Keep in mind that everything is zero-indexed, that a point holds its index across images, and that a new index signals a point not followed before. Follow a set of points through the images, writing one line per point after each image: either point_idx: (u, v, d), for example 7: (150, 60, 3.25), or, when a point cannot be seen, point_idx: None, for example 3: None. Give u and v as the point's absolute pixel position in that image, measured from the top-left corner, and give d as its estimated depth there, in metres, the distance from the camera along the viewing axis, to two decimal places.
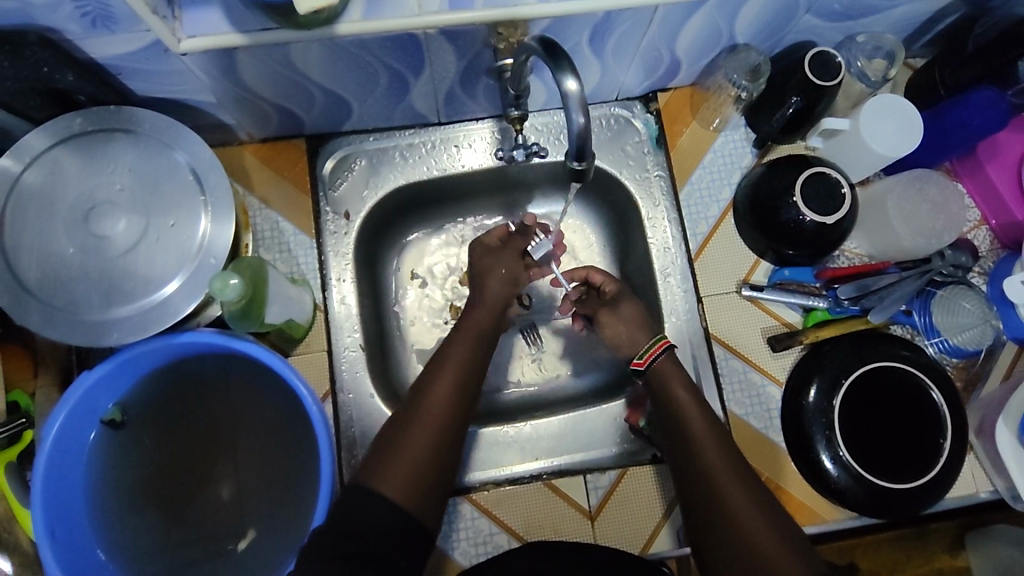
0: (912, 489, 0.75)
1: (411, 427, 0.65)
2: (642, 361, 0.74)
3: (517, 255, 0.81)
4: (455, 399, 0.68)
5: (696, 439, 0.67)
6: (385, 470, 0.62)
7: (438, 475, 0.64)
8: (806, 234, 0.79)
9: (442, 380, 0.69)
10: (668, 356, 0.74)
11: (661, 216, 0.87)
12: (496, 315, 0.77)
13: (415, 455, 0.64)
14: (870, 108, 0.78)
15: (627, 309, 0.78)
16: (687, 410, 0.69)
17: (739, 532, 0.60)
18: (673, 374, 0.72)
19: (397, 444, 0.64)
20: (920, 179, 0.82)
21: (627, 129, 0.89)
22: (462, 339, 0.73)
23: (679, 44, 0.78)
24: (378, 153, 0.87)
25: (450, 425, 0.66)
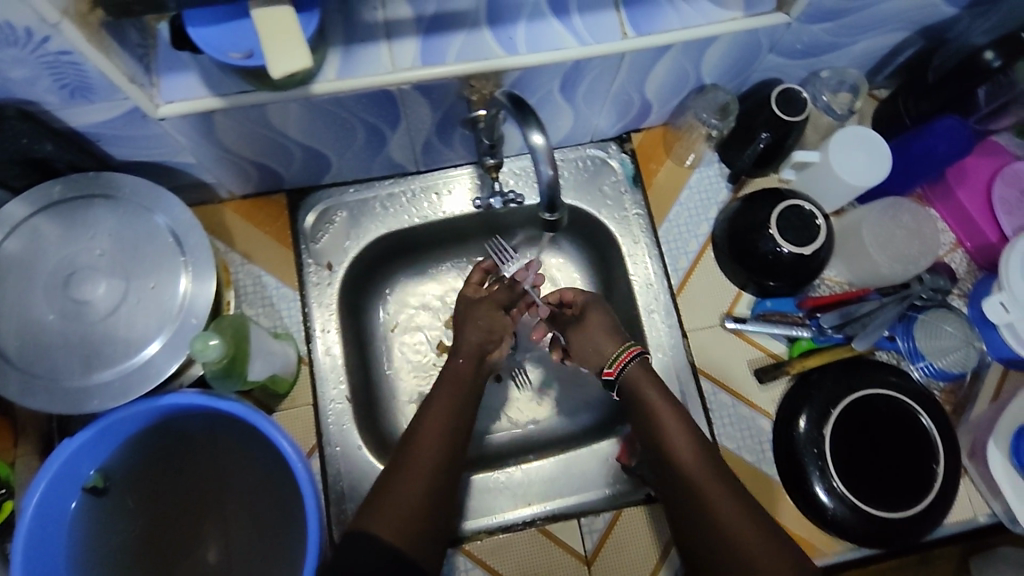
0: (907, 515, 0.74)
1: (402, 469, 0.68)
2: (612, 370, 0.75)
3: (493, 308, 0.81)
4: (444, 438, 0.71)
5: (673, 444, 0.70)
6: (378, 510, 0.65)
7: (431, 514, 0.66)
8: (785, 265, 0.80)
9: (433, 421, 0.72)
10: (640, 362, 0.75)
11: (642, 252, 0.88)
12: (473, 362, 0.78)
13: (408, 497, 0.66)
14: (838, 140, 0.80)
15: (594, 320, 0.79)
16: (662, 414, 0.71)
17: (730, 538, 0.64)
18: (646, 380, 0.74)
19: (393, 484, 0.67)
20: (893, 206, 0.83)
21: (603, 169, 0.91)
22: (449, 380, 0.76)
23: (648, 87, 0.80)
24: (359, 203, 0.88)
25: (442, 463, 0.69)
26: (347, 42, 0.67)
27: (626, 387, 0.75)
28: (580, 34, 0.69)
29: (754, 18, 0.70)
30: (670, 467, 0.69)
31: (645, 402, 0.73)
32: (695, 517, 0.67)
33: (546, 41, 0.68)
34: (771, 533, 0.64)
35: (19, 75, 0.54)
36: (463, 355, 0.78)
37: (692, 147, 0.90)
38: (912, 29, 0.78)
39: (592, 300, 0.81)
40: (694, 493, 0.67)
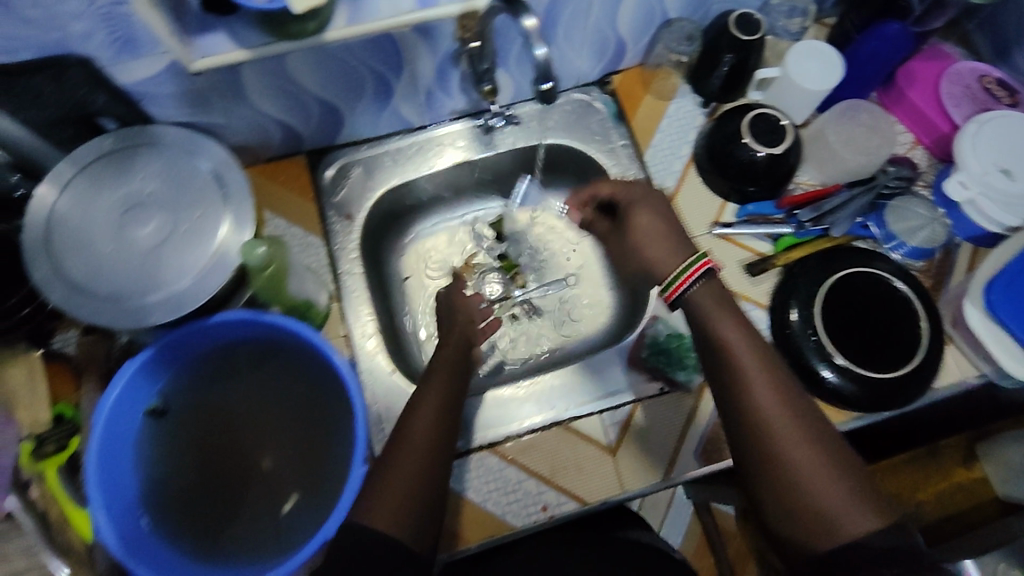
0: (898, 375, 0.81)
1: (395, 457, 0.65)
2: (670, 294, 0.72)
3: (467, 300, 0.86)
4: (434, 426, 0.67)
5: (753, 387, 0.64)
6: (370, 500, 0.62)
7: (429, 503, 0.63)
8: (761, 168, 0.88)
9: (426, 409, 0.69)
10: (705, 281, 0.70)
11: (632, 178, 0.97)
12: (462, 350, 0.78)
13: (402, 482, 0.63)
14: (793, 54, 0.89)
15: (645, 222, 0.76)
16: (734, 343, 0.66)
17: (800, 481, 0.59)
18: (716, 309, 0.69)
19: (386, 472, 0.64)
20: (851, 107, 0.92)
21: (589, 110, 1.00)
22: (439, 369, 0.74)
23: (620, 24, 0.89)
24: (371, 159, 0.96)
25: (436, 450, 0.66)
26: None
27: (688, 310, 0.71)
28: None
29: None
30: (740, 406, 0.64)
31: (718, 333, 0.67)
32: (760, 453, 0.62)
33: None
34: (845, 479, 0.59)
35: (79, 28, 0.63)
36: (451, 345, 0.78)
37: (669, 83, 1.00)
38: None
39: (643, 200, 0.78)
40: (767, 434, 0.62)
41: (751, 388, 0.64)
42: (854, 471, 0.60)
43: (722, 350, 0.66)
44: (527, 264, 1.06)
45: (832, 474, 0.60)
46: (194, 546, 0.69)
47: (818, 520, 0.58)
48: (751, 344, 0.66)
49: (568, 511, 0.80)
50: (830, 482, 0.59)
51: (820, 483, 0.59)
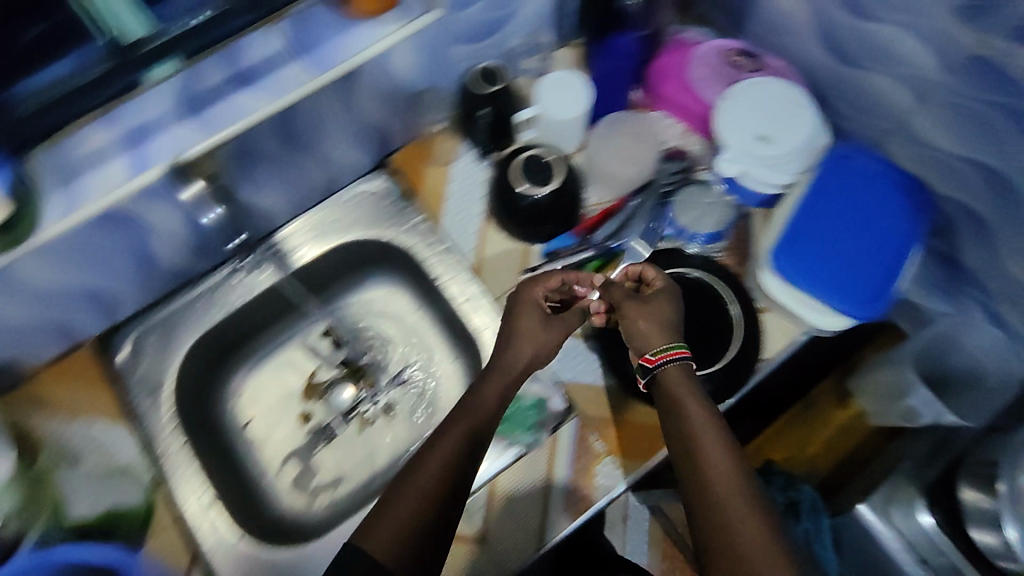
0: (718, 367, 0.83)
1: (399, 498, 0.66)
2: (651, 359, 0.73)
3: (550, 334, 0.80)
4: (453, 461, 0.69)
5: (704, 450, 0.66)
6: (373, 527, 0.65)
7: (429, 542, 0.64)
8: (546, 208, 0.90)
9: (438, 452, 0.70)
10: (677, 367, 0.72)
11: (434, 251, 0.96)
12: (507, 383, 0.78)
13: (405, 518, 0.65)
14: (539, 90, 0.92)
15: (638, 319, 0.77)
16: (687, 408, 0.69)
17: (745, 554, 0.59)
18: (682, 389, 0.71)
19: (395, 503, 0.66)
20: (611, 123, 0.95)
21: (375, 198, 0.98)
22: (465, 411, 0.74)
23: (367, 114, 0.88)
24: (169, 318, 0.92)
25: (445, 488, 0.67)
26: (67, 182, 0.71)
27: (657, 384, 0.73)
28: (277, 89, 0.76)
29: (411, 23, 0.79)
30: (691, 458, 0.66)
31: (684, 417, 0.69)
32: (705, 515, 0.63)
33: (240, 112, 0.75)
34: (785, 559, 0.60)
35: None
36: (528, 341, 0.79)
37: (446, 146, 0.99)
38: None
39: (671, 291, 0.80)
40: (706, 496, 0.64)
41: (711, 467, 0.65)
42: (785, 548, 0.61)
43: (678, 419, 0.69)
44: (370, 364, 1.02)
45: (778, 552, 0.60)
46: None
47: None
48: (712, 422, 0.68)
49: None
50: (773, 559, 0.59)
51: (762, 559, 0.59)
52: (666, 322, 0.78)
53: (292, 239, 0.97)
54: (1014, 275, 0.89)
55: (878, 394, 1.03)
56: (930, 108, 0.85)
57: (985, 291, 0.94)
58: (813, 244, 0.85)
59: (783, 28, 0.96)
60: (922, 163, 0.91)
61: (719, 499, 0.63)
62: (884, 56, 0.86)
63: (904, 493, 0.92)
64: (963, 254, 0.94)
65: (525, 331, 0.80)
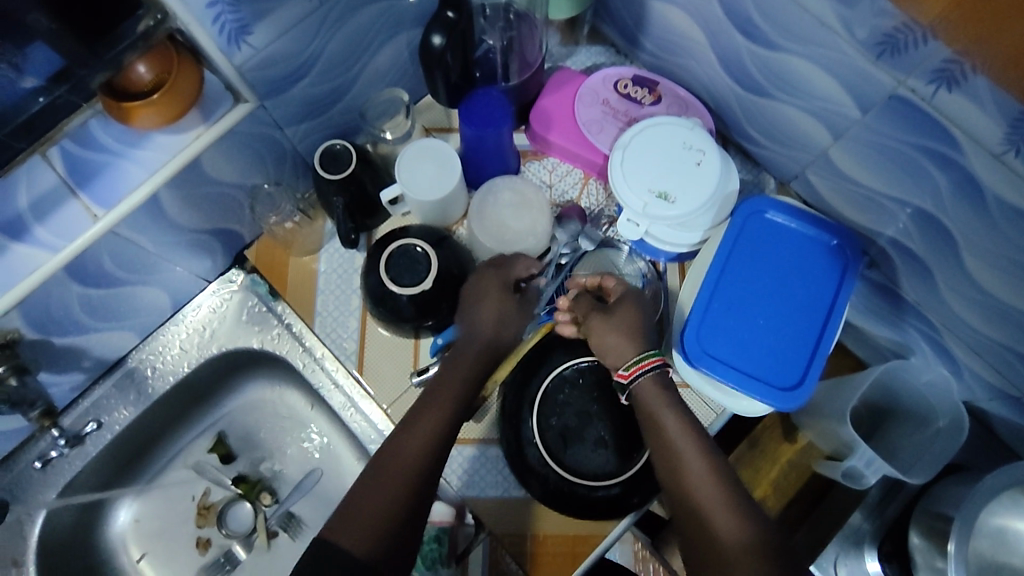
0: (645, 462, 0.75)
1: (376, 484, 0.62)
2: (626, 373, 0.70)
3: (515, 315, 0.76)
4: (428, 453, 0.64)
5: (678, 446, 0.64)
6: (344, 519, 0.59)
7: (400, 538, 0.59)
8: (426, 306, 0.78)
9: (418, 431, 0.66)
10: (656, 374, 0.69)
11: (315, 357, 0.85)
12: (479, 360, 0.73)
13: (378, 508, 0.60)
14: (402, 164, 0.78)
15: (625, 315, 0.73)
16: (662, 409, 0.67)
17: (717, 536, 0.58)
18: (659, 399, 0.68)
19: (372, 486, 0.61)
20: (491, 189, 0.83)
21: (237, 302, 0.86)
22: (442, 394, 0.69)
23: (196, 222, 0.76)
24: (17, 479, 0.81)
25: (420, 479, 0.63)
26: None
27: (633, 397, 0.70)
28: (59, 234, 0.64)
29: (219, 125, 0.67)
30: (668, 457, 0.65)
31: (660, 425, 0.67)
32: (686, 505, 0.61)
33: (15, 271, 0.64)
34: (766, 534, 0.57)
35: None
36: (487, 328, 0.74)
37: (305, 234, 0.85)
38: (397, 35, 0.76)
39: (636, 300, 0.74)
40: (685, 489, 0.62)
41: (687, 465, 0.63)
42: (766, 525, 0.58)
43: (652, 423, 0.67)
44: (268, 472, 0.91)
45: (755, 526, 0.58)
46: None
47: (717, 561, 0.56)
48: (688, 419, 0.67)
49: None
50: (750, 532, 0.57)
51: (736, 533, 0.57)
52: (640, 327, 0.72)
53: (146, 361, 0.85)
54: (957, 314, 0.77)
55: (829, 436, 0.90)
56: (846, 140, 0.72)
57: (927, 324, 0.83)
58: (730, 324, 0.75)
59: (679, 47, 0.83)
60: (846, 195, 0.79)
61: (699, 499, 0.60)
62: (787, 84, 0.73)
63: (853, 547, 0.91)
64: (901, 288, 0.82)
65: (489, 306, 0.75)
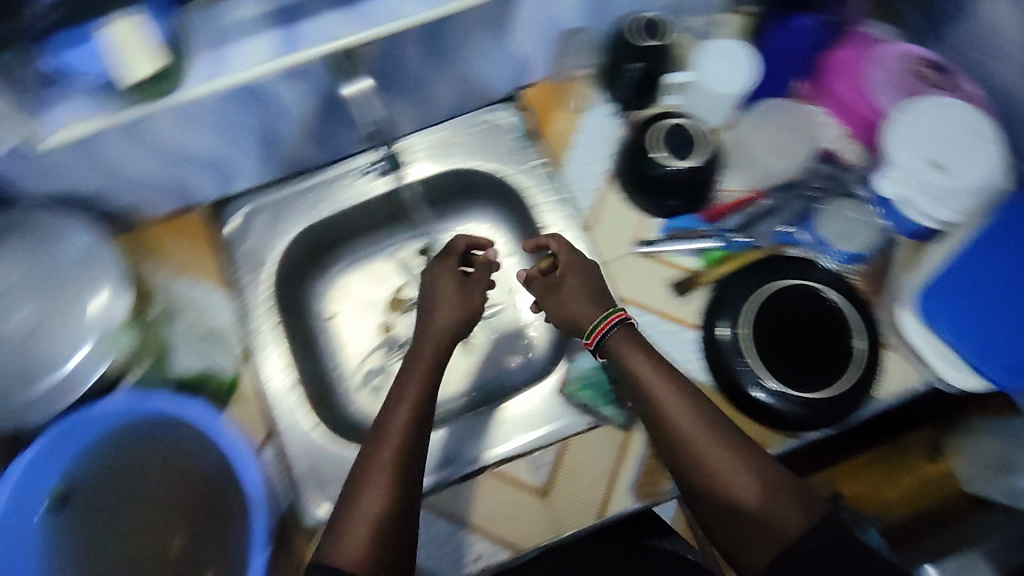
0: (836, 391, 0.78)
1: (359, 487, 0.61)
2: (592, 339, 0.73)
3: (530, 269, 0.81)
4: (413, 430, 0.65)
5: (677, 420, 0.66)
6: (341, 538, 0.58)
7: (402, 536, 0.60)
8: (679, 183, 0.84)
9: (394, 428, 0.65)
10: (622, 327, 0.73)
11: (550, 199, 0.93)
12: (435, 351, 0.74)
13: (373, 524, 0.59)
14: (699, 54, 0.85)
15: (573, 283, 0.77)
16: (648, 377, 0.68)
17: (759, 514, 0.59)
18: (629, 345, 0.71)
19: (352, 502, 0.60)
20: (772, 108, 0.89)
21: (500, 130, 0.95)
22: (412, 377, 0.70)
23: (517, 40, 0.83)
24: (275, 203, 0.92)
25: (400, 480, 0.62)
26: (214, 45, 0.68)
27: (608, 353, 0.73)
28: None
29: None
30: (667, 432, 0.66)
31: (653, 397, 0.68)
32: (703, 482, 0.63)
33: (389, 11, 0.70)
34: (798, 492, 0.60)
35: None
36: (434, 334, 0.75)
37: (581, 93, 0.94)
38: None
39: (578, 264, 0.78)
40: (701, 467, 0.63)
41: (691, 440, 0.64)
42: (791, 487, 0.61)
43: (645, 397, 0.69)
44: None
45: (791, 497, 0.60)
46: None
47: (761, 528, 0.59)
48: (677, 384, 0.68)
49: (500, 560, 0.78)
50: (789, 502, 0.59)
51: (781, 507, 0.59)
52: (592, 291, 0.76)
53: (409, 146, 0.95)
54: None
55: (989, 454, 0.92)
56: None
57: None
58: (973, 300, 0.78)
59: (994, 45, 0.85)
60: None
61: (716, 470, 0.62)
62: None
63: None
64: None
65: (437, 286, 0.79)
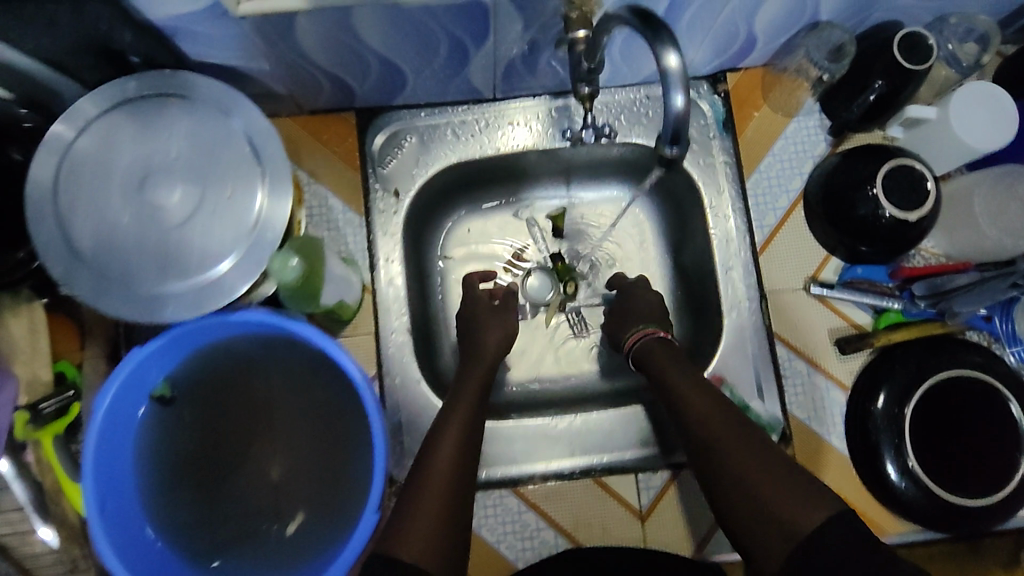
0: (988, 503, 0.71)
1: (416, 492, 0.62)
2: (630, 345, 0.77)
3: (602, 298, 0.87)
4: (468, 445, 0.67)
5: (690, 408, 0.66)
6: (395, 533, 0.59)
7: (457, 517, 0.62)
8: (882, 231, 0.73)
9: (449, 438, 0.66)
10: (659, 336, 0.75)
11: (726, 204, 0.82)
12: (489, 365, 0.76)
13: (429, 520, 0.60)
14: (961, 96, 0.72)
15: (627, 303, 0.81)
16: (671, 377, 0.69)
17: (765, 496, 0.57)
18: (661, 354, 0.73)
19: (412, 498, 0.61)
20: (1010, 175, 0.75)
21: (693, 111, 0.83)
22: (467, 393, 0.72)
23: (760, 21, 0.71)
24: (428, 129, 0.83)
25: (457, 484, 0.64)
26: None
27: (639, 360, 0.75)
28: None
29: None
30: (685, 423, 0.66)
31: (671, 390, 0.69)
32: (715, 468, 0.62)
33: None
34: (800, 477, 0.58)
35: None
36: (487, 352, 0.78)
37: (793, 94, 0.83)
38: None
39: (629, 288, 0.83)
40: (714, 454, 0.62)
41: (707, 427, 0.64)
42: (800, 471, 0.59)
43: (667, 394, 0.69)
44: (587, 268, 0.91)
45: (798, 485, 0.57)
46: (203, 522, 0.66)
47: (766, 518, 0.57)
48: (695, 377, 0.69)
49: None
50: (798, 494, 0.56)
51: (789, 496, 0.56)
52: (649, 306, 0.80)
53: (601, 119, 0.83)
54: None
55: None
56: None
57: None
58: None
59: None
60: None
61: (726, 453, 0.61)
62: None
63: None
64: None
65: (486, 313, 0.82)
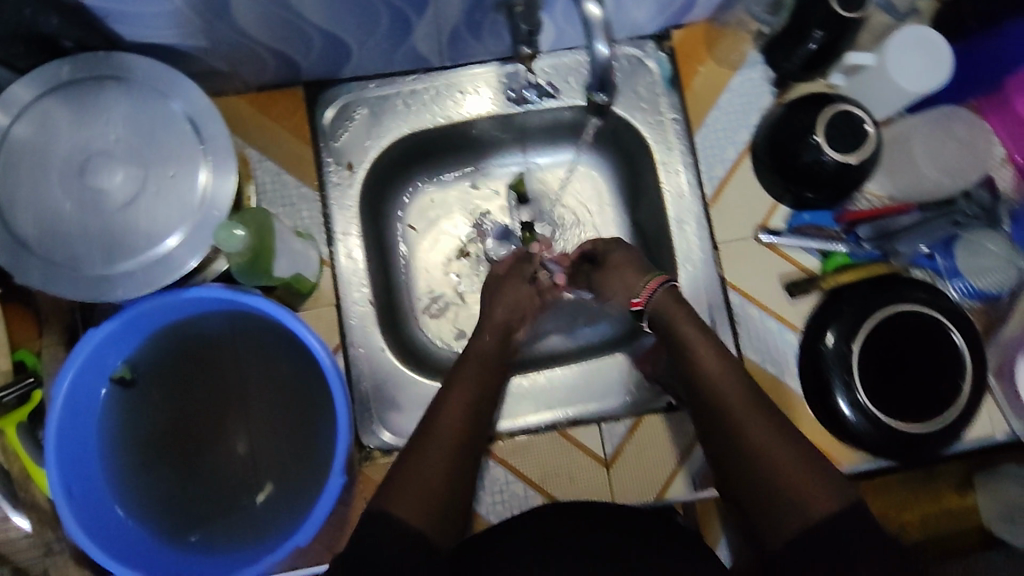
0: (931, 429, 0.75)
1: (417, 452, 0.62)
2: (639, 299, 0.69)
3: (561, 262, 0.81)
4: (471, 414, 0.66)
5: (704, 365, 0.63)
6: (393, 490, 0.59)
7: (459, 481, 0.62)
8: (827, 175, 0.75)
9: (451, 408, 0.65)
10: (669, 288, 0.68)
11: (676, 160, 0.84)
12: (497, 340, 0.73)
13: (428, 484, 0.59)
14: (897, 41, 0.73)
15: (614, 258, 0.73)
16: (687, 332, 0.65)
17: (773, 469, 0.57)
18: (678, 308, 0.67)
19: (411, 460, 0.61)
20: (947, 116, 0.78)
21: (639, 70, 0.84)
22: (470, 365, 0.70)
23: None
24: (379, 101, 0.83)
25: (459, 451, 0.63)
26: None
27: (654, 315, 0.68)
28: None
29: None
30: (698, 380, 0.63)
31: (685, 340, 0.65)
32: (725, 420, 0.60)
33: None
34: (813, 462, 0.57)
35: None
36: (491, 325, 0.74)
37: (735, 46, 0.85)
38: None
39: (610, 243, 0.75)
40: (724, 409, 0.61)
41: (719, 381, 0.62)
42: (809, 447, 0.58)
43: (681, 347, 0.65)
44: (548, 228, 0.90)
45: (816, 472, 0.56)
46: (171, 496, 0.68)
47: (772, 502, 0.56)
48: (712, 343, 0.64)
49: None
50: (818, 482, 0.55)
51: (807, 484, 0.55)
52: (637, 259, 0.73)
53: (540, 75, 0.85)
54: None
55: None
56: None
57: None
58: None
59: None
60: None
61: (731, 404, 0.60)
62: None
63: None
64: None
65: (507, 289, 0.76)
